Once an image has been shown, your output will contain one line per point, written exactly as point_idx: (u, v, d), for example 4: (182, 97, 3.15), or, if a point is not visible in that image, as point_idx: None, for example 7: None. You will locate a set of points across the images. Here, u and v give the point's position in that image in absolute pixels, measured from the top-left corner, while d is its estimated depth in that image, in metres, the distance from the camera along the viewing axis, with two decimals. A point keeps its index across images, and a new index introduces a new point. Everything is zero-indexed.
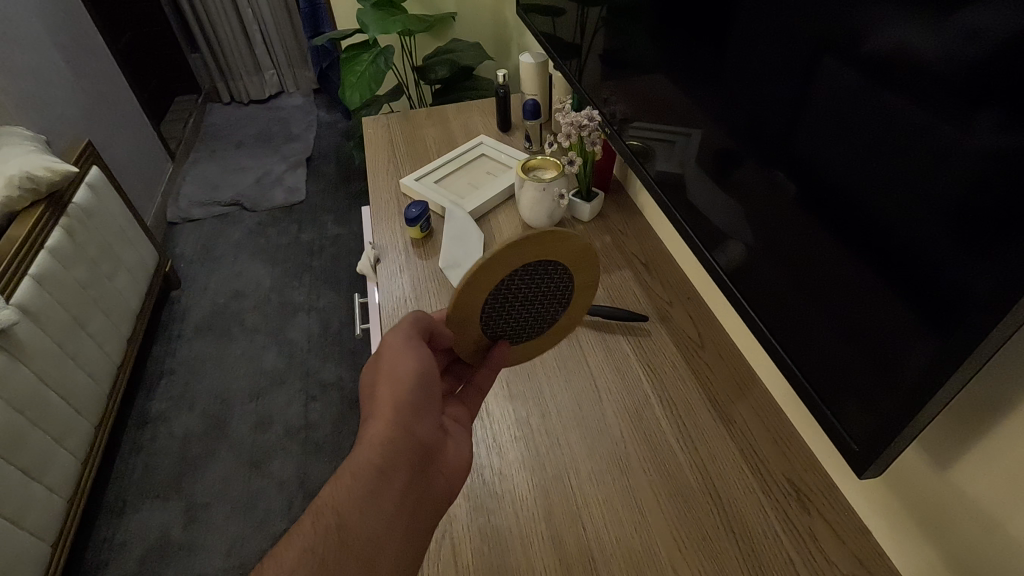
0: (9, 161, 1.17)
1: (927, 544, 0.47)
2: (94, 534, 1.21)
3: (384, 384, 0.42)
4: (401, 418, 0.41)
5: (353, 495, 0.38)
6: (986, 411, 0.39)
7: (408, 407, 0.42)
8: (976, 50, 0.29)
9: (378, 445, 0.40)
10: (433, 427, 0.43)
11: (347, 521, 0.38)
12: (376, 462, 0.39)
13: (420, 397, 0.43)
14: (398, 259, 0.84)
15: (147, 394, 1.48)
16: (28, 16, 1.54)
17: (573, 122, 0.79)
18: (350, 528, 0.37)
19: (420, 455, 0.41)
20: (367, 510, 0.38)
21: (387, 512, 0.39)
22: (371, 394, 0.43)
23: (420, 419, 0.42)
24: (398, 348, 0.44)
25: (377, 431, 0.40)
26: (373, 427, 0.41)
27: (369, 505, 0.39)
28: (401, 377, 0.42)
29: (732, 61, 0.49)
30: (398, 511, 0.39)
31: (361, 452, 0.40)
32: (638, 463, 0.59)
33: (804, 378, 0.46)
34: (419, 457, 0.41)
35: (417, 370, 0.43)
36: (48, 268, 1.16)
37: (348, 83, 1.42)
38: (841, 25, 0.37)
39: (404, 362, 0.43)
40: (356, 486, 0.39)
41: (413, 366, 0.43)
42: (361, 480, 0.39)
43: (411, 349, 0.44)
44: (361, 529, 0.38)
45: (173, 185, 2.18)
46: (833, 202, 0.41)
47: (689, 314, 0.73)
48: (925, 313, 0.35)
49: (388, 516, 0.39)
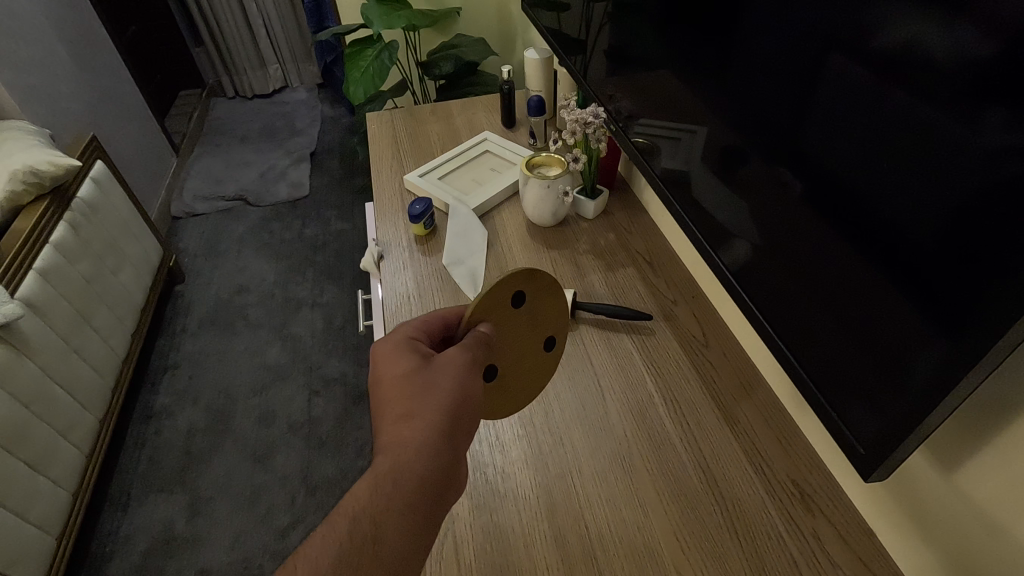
0: (13, 156, 1.18)
1: (932, 550, 0.46)
2: (99, 527, 1.22)
3: (424, 396, 0.41)
4: (445, 431, 0.40)
5: (395, 501, 0.36)
6: (991, 416, 0.39)
7: (459, 419, 0.41)
8: (987, 49, 0.29)
9: (426, 454, 0.38)
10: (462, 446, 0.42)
11: (386, 531, 0.35)
12: (420, 471, 0.38)
13: (466, 415, 0.42)
14: (401, 256, 0.84)
15: (151, 388, 1.48)
16: (33, 11, 1.54)
17: (578, 119, 0.76)
18: (388, 540, 0.35)
19: (455, 471, 0.40)
20: (407, 521, 0.36)
21: (420, 525, 0.37)
22: (421, 403, 0.41)
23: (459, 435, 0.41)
24: (448, 366, 0.43)
25: (415, 437, 0.39)
26: (409, 431, 0.39)
27: (407, 515, 0.36)
28: (465, 393, 0.42)
29: (739, 59, 0.48)
30: (429, 525, 0.37)
31: (406, 462, 0.38)
32: (641, 461, 0.59)
33: (809, 379, 0.46)
34: (454, 472, 0.40)
35: (471, 388, 0.43)
36: (52, 263, 1.16)
37: (352, 78, 1.41)
38: (849, 23, 0.37)
39: (472, 381, 0.43)
40: (398, 494, 0.36)
41: (462, 385, 0.43)
42: (400, 491, 0.37)
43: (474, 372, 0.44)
44: (396, 541, 0.35)
45: (178, 180, 2.19)
46: (839, 200, 0.40)
47: (693, 313, 0.72)
48: (933, 315, 0.35)
49: (421, 529, 0.37)
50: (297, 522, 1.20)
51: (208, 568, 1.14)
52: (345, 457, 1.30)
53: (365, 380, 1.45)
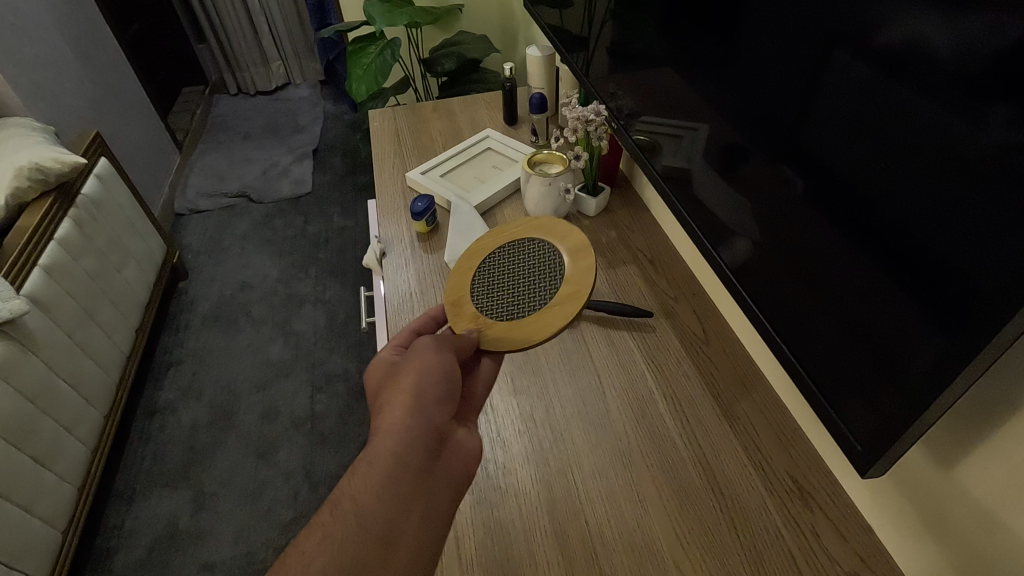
0: (18, 153, 1.18)
1: (929, 548, 0.47)
2: (103, 521, 1.23)
3: (407, 377, 0.43)
4: (421, 404, 0.41)
5: (374, 479, 0.36)
6: (984, 415, 0.40)
7: (436, 393, 0.42)
8: (994, 45, 0.29)
9: (400, 428, 0.39)
10: (445, 412, 0.42)
11: (366, 507, 0.35)
12: (396, 448, 0.38)
13: (445, 388, 0.43)
14: (403, 253, 0.84)
15: (155, 384, 1.49)
16: (38, 8, 1.55)
17: (579, 117, 0.78)
18: (368, 515, 0.35)
19: (434, 438, 0.40)
20: (387, 496, 0.36)
21: (403, 498, 0.36)
22: (392, 388, 0.42)
23: (438, 406, 0.42)
24: (422, 350, 0.45)
25: (394, 417, 0.40)
26: (390, 412, 0.40)
27: (385, 490, 0.36)
28: (426, 369, 0.43)
29: (741, 57, 0.49)
30: (417, 498, 0.37)
31: (379, 443, 0.38)
32: (641, 458, 0.59)
33: (807, 377, 0.46)
34: (434, 441, 0.40)
35: (446, 365, 0.44)
36: (59, 259, 1.17)
37: (355, 75, 1.42)
38: (854, 20, 0.37)
39: (429, 357, 0.44)
40: (376, 470, 0.37)
41: (438, 361, 0.44)
42: (380, 466, 0.37)
43: (436, 349, 0.46)
44: (379, 514, 0.35)
45: (181, 177, 2.19)
46: (840, 198, 0.41)
47: (693, 309, 0.73)
48: (932, 312, 0.35)
49: (407, 501, 0.37)
50: (301, 517, 1.21)
51: (212, 563, 1.15)
52: (347, 452, 1.31)
53: None
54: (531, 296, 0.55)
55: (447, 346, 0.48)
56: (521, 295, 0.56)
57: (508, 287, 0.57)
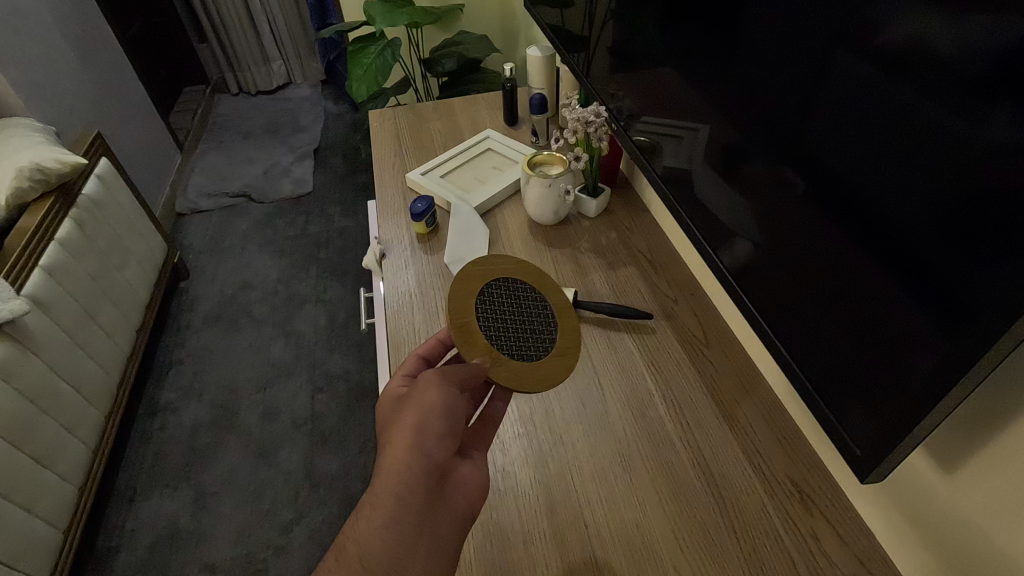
0: (20, 153, 1.18)
1: (927, 553, 0.47)
2: (104, 521, 1.23)
3: (411, 414, 0.43)
4: (423, 444, 0.42)
5: (376, 524, 0.38)
6: (983, 421, 0.39)
7: (442, 431, 0.43)
8: (997, 45, 0.28)
9: (402, 469, 0.40)
10: (447, 447, 0.43)
11: (370, 551, 0.37)
12: (397, 489, 0.39)
13: (448, 423, 0.44)
14: (403, 255, 0.84)
15: (156, 384, 1.50)
16: (39, 9, 1.55)
17: (579, 119, 0.77)
18: (373, 556, 0.37)
19: (436, 475, 0.42)
20: (393, 539, 0.38)
21: (407, 537, 0.39)
22: (393, 427, 0.43)
23: (439, 443, 0.43)
24: (427, 384, 0.45)
25: (396, 457, 0.41)
26: (392, 452, 0.41)
27: (389, 532, 0.38)
28: (427, 406, 0.43)
29: (743, 58, 0.48)
30: (419, 536, 0.39)
31: (379, 484, 0.40)
32: (641, 461, 0.59)
33: (807, 382, 0.46)
34: (436, 477, 0.42)
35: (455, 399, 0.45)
36: (59, 259, 1.17)
37: (355, 75, 1.41)
38: (856, 20, 0.36)
39: (430, 394, 0.44)
40: (379, 514, 0.38)
41: (446, 395, 0.44)
42: (382, 509, 0.39)
43: (439, 383, 0.45)
44: (382, 556, 0.37)
45: (182, 177, 2.19)
46: (843, 200, 0.40)
47: (693, 310, 0.73)
48: (934, 315, 0.34)
49: (411, 539, 0.39)
50: (301, 517, 1.21)
51: (213, 563, 1.15)
52: (348, 453, 1.31)
53: (367, 376, 1.46)
54: (537, 343, 0.55)
55: (451, 378, 0.46)
56: (526, 338, 0.54)
57: (510, 324, 0.54)
